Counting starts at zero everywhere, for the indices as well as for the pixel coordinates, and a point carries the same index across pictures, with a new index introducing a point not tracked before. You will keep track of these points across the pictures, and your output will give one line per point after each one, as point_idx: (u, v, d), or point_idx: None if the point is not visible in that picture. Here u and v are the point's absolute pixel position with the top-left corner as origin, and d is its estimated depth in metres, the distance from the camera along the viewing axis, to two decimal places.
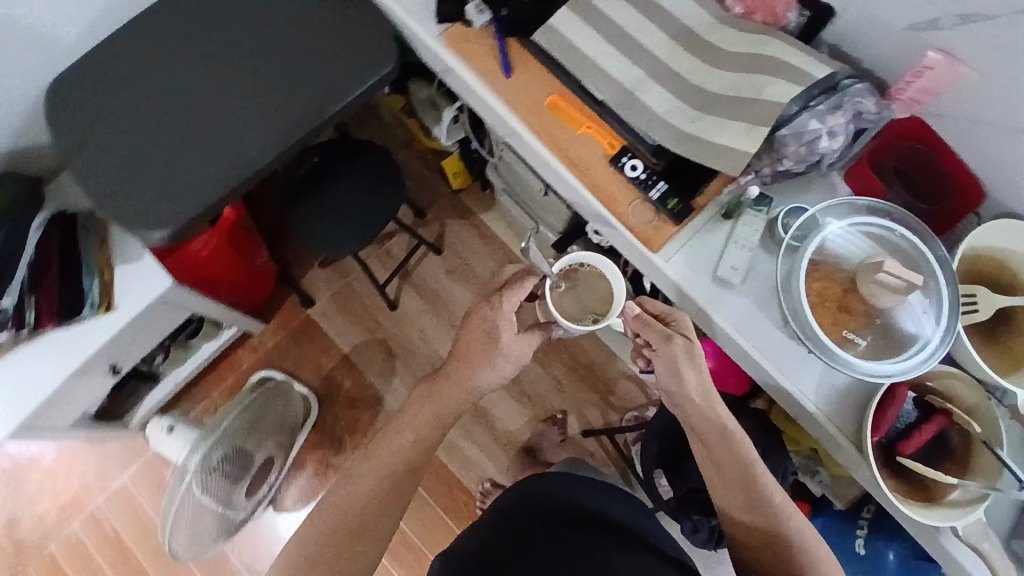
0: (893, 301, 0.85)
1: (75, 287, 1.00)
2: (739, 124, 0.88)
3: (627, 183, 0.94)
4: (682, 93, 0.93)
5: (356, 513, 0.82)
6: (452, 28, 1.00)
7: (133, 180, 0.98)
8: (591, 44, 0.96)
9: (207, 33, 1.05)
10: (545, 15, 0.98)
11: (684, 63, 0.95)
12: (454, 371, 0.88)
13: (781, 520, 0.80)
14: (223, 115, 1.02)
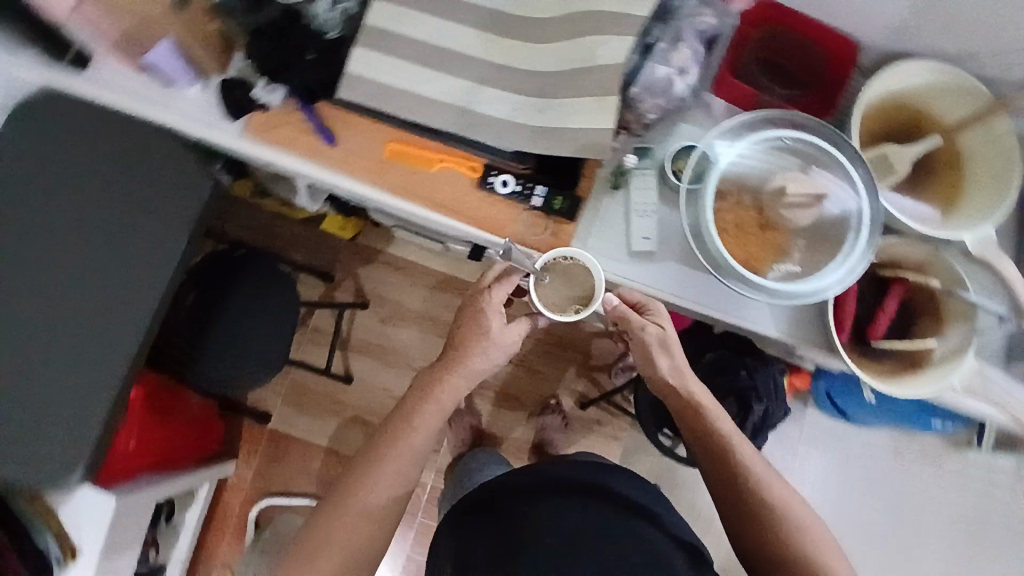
0: (809, 214, 0.82)
1: (33, 554, 0.98)
2: (588, 99, 0.81)
3: (505, 200, 0.88)
4: (518, 87, 0.86)
5: (358, 505, 0.83)
6: (250, 119, 0.89)
7: (31, 422, 0.93)
8: (403, 75, 0.87)
9: (25, 235, 0.97)
10: (339, 63, 0.88)
11: (504, 54, 0.86)
12: (449, 369, 0.87)
13: (762, 490, 0.80)
14: (85, 318, 0.97)
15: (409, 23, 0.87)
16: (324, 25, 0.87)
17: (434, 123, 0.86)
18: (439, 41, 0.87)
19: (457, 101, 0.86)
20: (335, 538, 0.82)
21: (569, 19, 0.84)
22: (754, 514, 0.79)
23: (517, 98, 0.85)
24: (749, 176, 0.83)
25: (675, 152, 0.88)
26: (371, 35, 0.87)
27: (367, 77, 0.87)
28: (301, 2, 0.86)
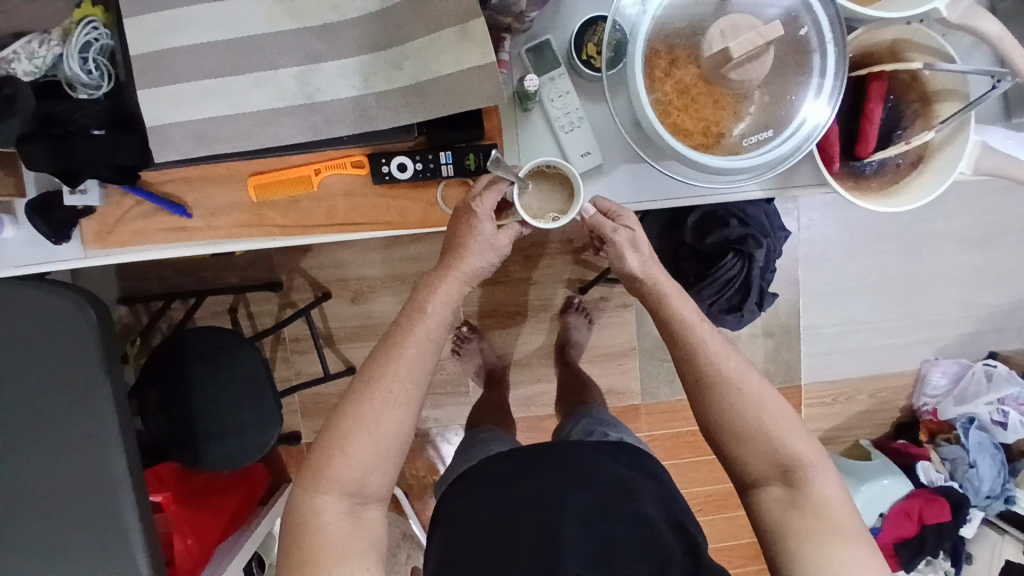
0: (763, 67, 0.64)
1: None
2: (449, 33, 0.63)
3: (413, 184, 0.72)
4: (356, 47, 0.66)
5: (361, 444, 0.67)
6: (86, 230, 0.73)
7: None
8: (215, 97, 0.66)
9: None
10: (138, 118, 0.70)
11: (317, 13, 0.65)
12: (450, 258, 0.70)
13: (758, 401, 0.67)
14: (40, 502, 0.81)
15: (184, 29, 0.65)
16: (91, 84, 0.68)
17: (285, 137, 0.68)
18: (229, 34, 0.65)
19: (297, 101, 0.67)
20: (358, 438, 0.67)
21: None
22: (715, 406, 0.68)
23: (362, 62, 0.66)
24: (679, 39, 0.66)
25: (578, 36, 0.70)
26: (149, 66, 0.66)
27: (176, 119, 0.67)
28: (50, 70, 0.68)
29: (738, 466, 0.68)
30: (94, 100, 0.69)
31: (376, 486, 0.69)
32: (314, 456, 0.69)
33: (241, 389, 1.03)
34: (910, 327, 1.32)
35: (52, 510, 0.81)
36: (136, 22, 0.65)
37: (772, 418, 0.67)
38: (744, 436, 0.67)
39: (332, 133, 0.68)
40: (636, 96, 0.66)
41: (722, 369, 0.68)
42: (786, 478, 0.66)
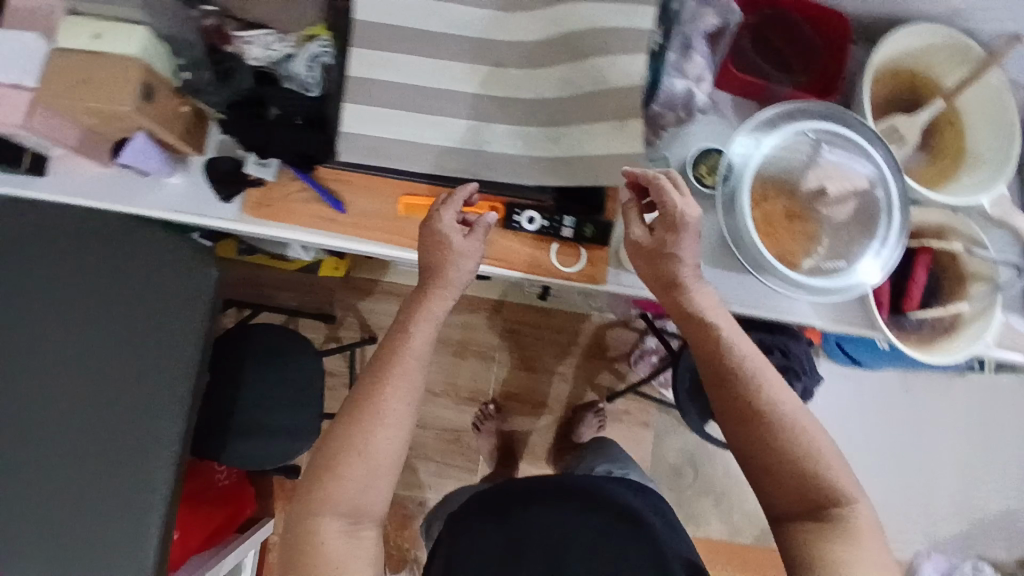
0: (841, 209, 0.83)
1: None
2: (608, 125, 0.77)
3: (533, 236, 0.85)
4: (523, 119, 0.81)
5: (347, 466, 0.69)
6: (248, 198, 0.83)
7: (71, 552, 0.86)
8: (400, 126, 0.80)
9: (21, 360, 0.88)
10: (326, 123, 0.82)
11: (499, 86, 0.81)
12: (435, 276, 0.76)
13: (798, 433, 0.67)
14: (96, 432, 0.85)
15: (392, 68, 0.80)
16: (301, 85, 0.81)
17: (444, 171, 0.81)
18: (427, 83, 0.81)
19: (466, 147, 0.81)
20: (349, 460, 0.69)
21: (562, 40, 0.79)
22: (756, 431, 0.68)
23: (524, 129, 0.81)
24: (776, 178, 0.83)
25: (696, 157, 0.85)
26: (356, 89, 0.80)
27: (364, 134, 0.80)
28: (271, 64, 0.80)
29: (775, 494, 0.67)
30: (297, 97, 0.81)
31: (372, 503, 0.70)
32: (307, 479, 0.70)
33: (290, 394, 1.07)
34: (904, 512, 1.38)
35: (115, 446, 0.88)
36: (358, 52, 0.80)
37: (813, 448, 0.67)
38: (779, 461, 0.67)
39: (484, 177, 0.82)
40: (740, 211, 0.80)
41: (761, 390, 0.69)
42: (819, 512, 0.66)
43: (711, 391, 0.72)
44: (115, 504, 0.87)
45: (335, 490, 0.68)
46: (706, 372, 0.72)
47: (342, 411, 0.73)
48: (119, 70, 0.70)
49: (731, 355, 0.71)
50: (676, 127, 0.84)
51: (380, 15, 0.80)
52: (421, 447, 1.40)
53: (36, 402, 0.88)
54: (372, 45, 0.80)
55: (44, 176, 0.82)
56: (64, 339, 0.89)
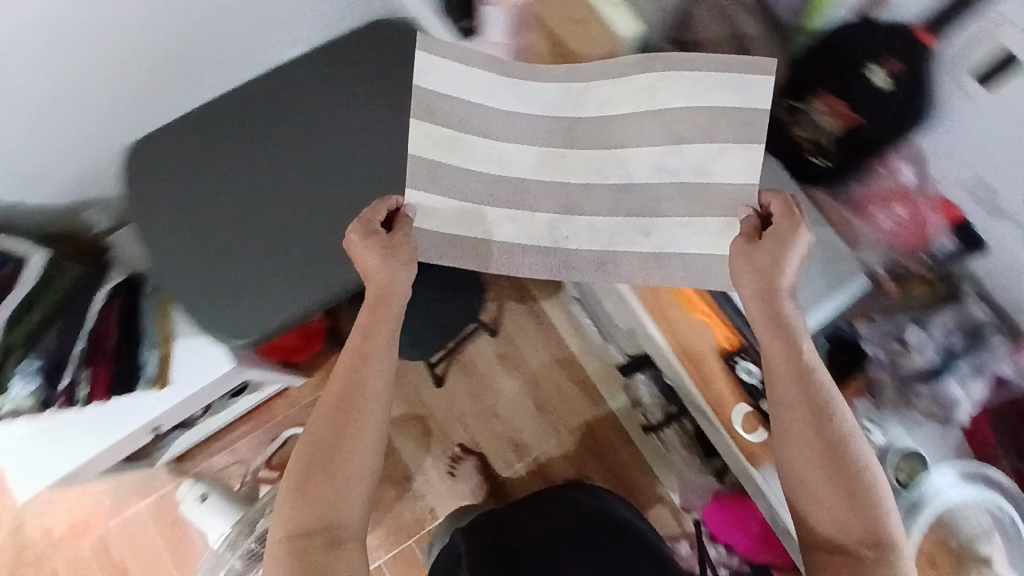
0: None
1: (134, 359, 1.00)
2: (715, 222, 0.80)
3: (739, 384, 0.87)
4: (608, 210, 0.84)
5: (321, 498, 0.67)
6: None
7: (235, 258, 0.95)
8: (443, 208, 0.84)
9: (320, 121, 0.98)
10: None
11: (579, 174, 0.85)
12: (378, 298, 0.75)
13: (876, 489, 0.63)
14: (322, 203, 0.95)
15: (466, 149, 0.85)
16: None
17: (506, 262, 0.85)
18: (506, 168, 0.85)
19: (542, 241, 0.85)
20: (334, 477, 0.68)
21: (651, 115, 0.82)
22: (842, 481, 0.63)
23: (611, 222, 0.84)
24: (947, 529, 0.82)
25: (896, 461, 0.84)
26: None
27: (427, 226, 0.84)
28: None
29: (832, 536, 0.63)
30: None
31: (349, 514, 0.68)
32: (280, 499, 0.68)
33: (438, 314, 1.12)
34: None
35: (316, 233, 0.94)
36: (454, 138, 0.85)
37: (890, 507, 0.63)
38: (851, 521, 0.62)
39: (557, 279, 0.85)
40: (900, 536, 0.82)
41: (852, 438, 0.64)
42: (880, 555, 0.60)
43: (784, 438, 0.66)
44: (279, 267, 0.94)
45: (317, 487, 0.67)
46: (778, 423, 0.67)
47: (302, 449, 0.69)
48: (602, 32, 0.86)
49: (827, 406, 0.65)
50: (915, 417, 0.84)
51: (451, 91, 0.84)
52: (449, 439, 1.42)
53: (300, 153, 0.97)
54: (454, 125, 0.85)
55: (463, 39, 0.99)
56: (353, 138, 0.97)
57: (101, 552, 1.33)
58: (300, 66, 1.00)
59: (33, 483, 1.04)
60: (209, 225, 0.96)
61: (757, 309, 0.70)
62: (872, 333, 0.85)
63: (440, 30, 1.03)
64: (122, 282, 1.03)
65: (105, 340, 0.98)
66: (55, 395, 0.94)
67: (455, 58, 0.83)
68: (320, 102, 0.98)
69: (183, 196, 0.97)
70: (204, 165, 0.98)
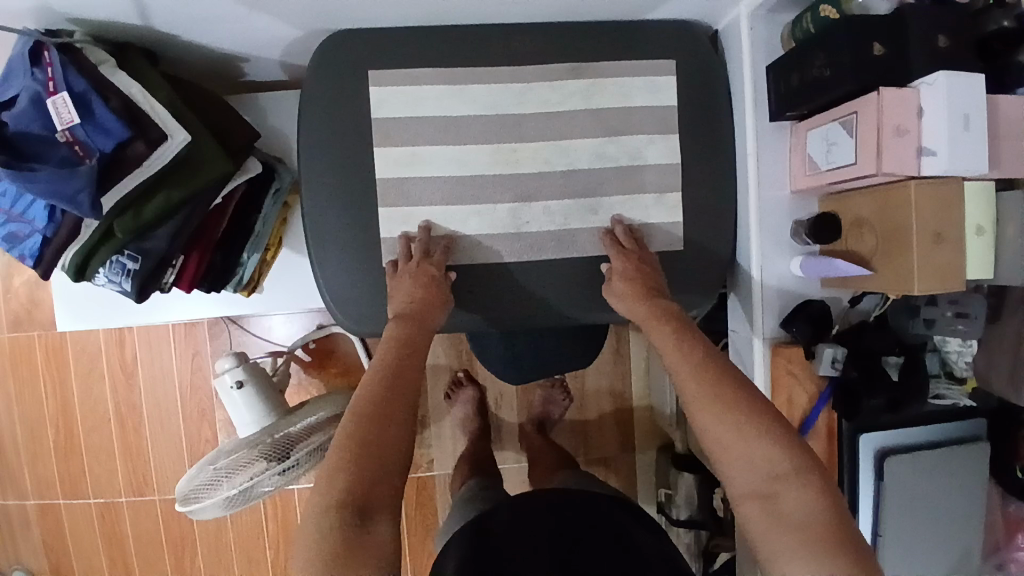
0: None
1: (234, 259, 0.89)
2: (648, 198, 0.83)
3: None
4: (560, 194, 0.81)
5: (367, 477, 0.67)
6: (789, 347, 0.81)
7: (380, 226, 0.80)
8: (410, 216, 0.80)
9: (565, 139, 0.81)
10: (892, 413, 0.79)
11: (528, 164, 0.81)
12: (419, 320, 0.76)
13: (764, 420, 0.67)
14: (516, 223, 0.81)
15: (423, 164, 0.80)
16: (933, 393, 0.79)
17: (485, 252, 0.81)
18: (462, 171, 0.80)
19: (506, 232, 0.81)
20: (380, 450, 0.68)
21: (595, 118, 0.81)
22: (733, 420, 0.68)
23: (564, 205, 0.81)
24: None
25: None
26: (929, 457, 0.78)
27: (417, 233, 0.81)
28: (930, 349, 0.78)
29: (737, 482, 0.68)
30: (921, 400, 0.78)
31: (383, 498, 0.67)
32: (326, 473, 0.66)
33: (553, 356, 1.02)
34: None
35: (493, 257, 0.81)
36: (428, 156, 0.80)
37: (775, 435, 0.67)
38: (738, 455, 0.67)
39: (531, 262, 0.82)
40: None
41: (736, 386, 0.69)
42: (780, 475, 0.66)
43: (688, 404, 0.71)
44: None
45: (361, 467, 0.66)
46: (689, 395, 0.71)
47: (350, 423, 0.69)
48: (948, 266, 0.67)
49: (704, 368, 0.71)
50: None
51: (399, 115, 0.78)
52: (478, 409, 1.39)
53: (522, 163, 0.81)
54: (405, 137, 0.79)
55: (773, 123, 0.81)
56: (588, 182, 0.82)
57: (113, 343, 1.31)
58: (569, 61, 0.80)
59: (79, 317, 0.98)
60: (380, 183, 0.79)
61: (694, 390, 0.71)
62: None
63: (751, 89, 0.81)
64: (256, 174, 0.83)
65: (211, 229, 0.84)
66: (142, 297, 0.78)
67: (404, 75, 0.78)
68: (574, 116, 0.81)
69: (369, 137, 0.79)
70: (416, 119, 0.79)
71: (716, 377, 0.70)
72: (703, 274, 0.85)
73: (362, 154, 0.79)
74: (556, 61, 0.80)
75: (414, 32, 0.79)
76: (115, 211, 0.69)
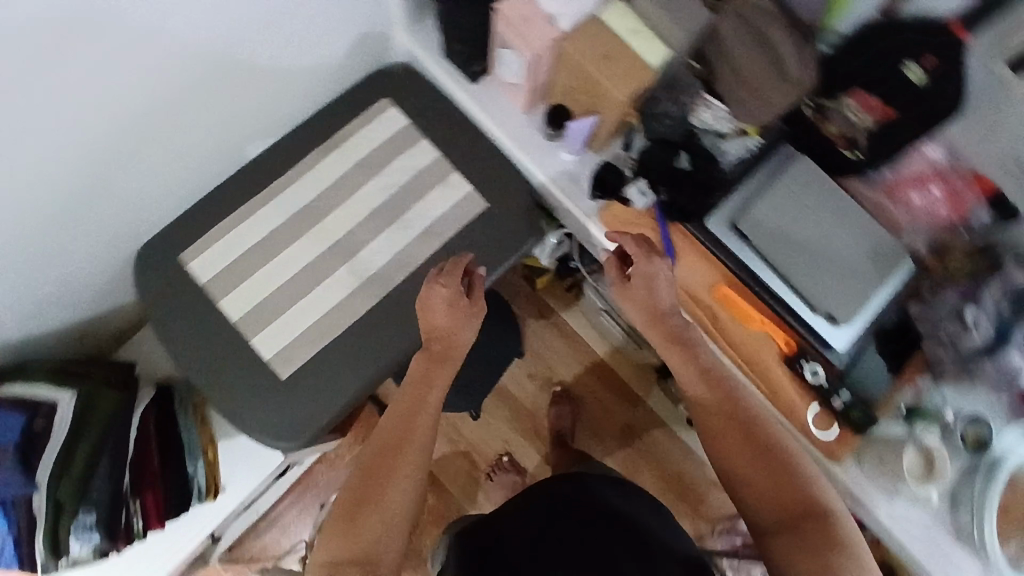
0: None
1: (179, 475, 0.95)
2: (436, 188, 0.95)
3: (804, 386, 0.91)
4: (374, 231, 0.93)
5: (366, 535, 0.69)
6: (609, 207, 0.96)
7: (262, 353, 0.90)
8: (277, 329, 0.90)
9: (349, 195, 0.94)
10: (710, 189, 0.91)
11: (335, 229, 0.93)
12: (446, 351, 0.80)
13: (800, 463, 0.74)
14: (358, 274, 0.92)
15: (261, 286, 0.91)
16: (720, 154, 0.91)
17: (351, 311, 0.91)
18: (291, 269, 0.91)
19: (355, 285, 0.91)
20: (377, 509, 0.70)
21: (357, 166, 0.95)
22: (770, 462, 0.74)
23: (381, 236, 0.93)
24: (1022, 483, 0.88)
25: (968, 425, 0.89)
26: (760, 197, 0.90)
27: (291, 335, 0.90)
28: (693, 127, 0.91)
29: (768, 518, 0.72)
30: (716, 165, 0.91)
31: (385, 554, 0.69)
32: (331, 536, 0.70)
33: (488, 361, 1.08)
34: None
35: (359, 308, 0.91)
36: (261, 279, 0.91)
37: (809, 480, 0.73)
38: (775, 496, 0.73)
39: (389, 292, 0.92)
40: (987, 489, 0.86)
41: (767, 430, 0.77)
42: (816, 512, 0.71)
43: (723, 449, 0.77)
44: (329, 358, 0.90)
45: (362, 519, 0.69)
46: (726, 443, 0.76)
47: (349, 489, 0.72)
48: (629, 73, 0.87)
49: (743, 412, 0.78)
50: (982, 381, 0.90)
51: (220, 267, 0.91)
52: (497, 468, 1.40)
53: (330, 231, 0.93)
54: (235, 278, 0.91)
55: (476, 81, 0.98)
56: (386, 208, 0.94)
57: None
58: (313, 146, 0.96)
59: None
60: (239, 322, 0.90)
61: (727, 436, 0.77)
62: (921, 316, 0.91)
63: (445, 71, 1.00)
64: (152, 396, 0.96)
65: (146, 461, 0.93)
66: (116, 539, 0.90)
67: (206, 239, 0.92)
68: (342, 174, 0.95)
69: (210, 298, 0.91)
70: (234, 260, 0.92)
71: (756, 427, 0.77)
72: (520, 206, 0.96)
73: (214, 314, 0.91)
74: (303, 153, 0.96)
75: (193, 208, 0.94)
76: (53, 479, 0.84)
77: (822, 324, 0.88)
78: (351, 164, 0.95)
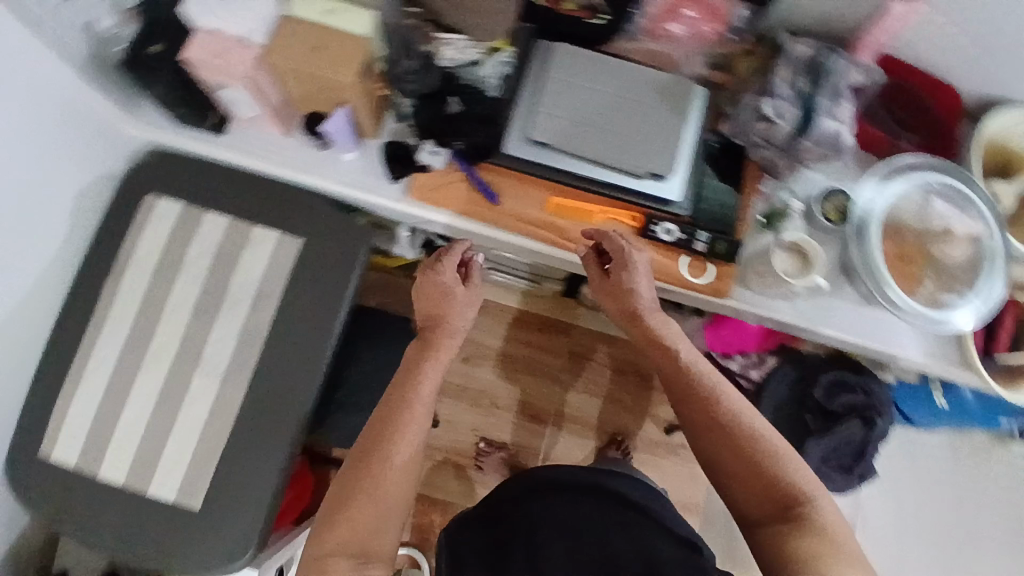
0: (959, 249, 0.90)
1: None
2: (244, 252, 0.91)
3: (668, 246, 0.91)
4: (208, 326, 0.89)
5: (358, 524, 0.75)
6: (413, 181, 0.93)
7: (165, 495, 0.86)
8: (168, 465, 0.86)
9: (166, 305, 0.89)
10: (488, 116, 0.89)
11: (171, 345, 0.89)
12: (434, 337, 0.85)
13: (777, 449, 0.76)
14: (215, 374, 0.88)
15: (130, 435, 0.87)
16: (480, 81, 0.89)
17: (227, 410, 0.87)
18: (150, 404, 0.87)
19: (218, 385, 0.87)
20: (367, 495, 0.76)
21: (160, 274, 0.90)
22: (745, 455, 0.76)
23: (217, 327, 0.89)
24: (892, 227, 0.91)
25: (823, 198, 0.92)
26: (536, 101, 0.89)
27: (185, 463, 0.86)
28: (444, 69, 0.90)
29: (755, 508, 0.76)
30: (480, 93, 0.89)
31: (379, 544, 0.75)
32: (322, 516, 0.76)
33: None
34: None
35: (234, 403, 0.87)
36: (126, 429, 0.87)
37: (795, 472, 0.74)
38: (759, 486, 0.75)
39: (254, 373, 0.88)
40: (865, 244, 0.89)
41: (740, 416, 0.78)
42: (798, 505, 0.73)
43: (702, 438, 0.80)
44: (231, 463, 0.86)
45: (358, 502, 0.75)
46: (708, 434, 0.79)
47: (340, 480, 0.78)
48: (343, 51, 0.81)
49: (718, 404, 0.79)
50: (812, 159, 0.91)
51: (82, 439, 0.87)
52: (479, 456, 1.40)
53: (167, 349, 0.88)
54: (102, 442, 0.87)
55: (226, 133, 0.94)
56: (208, 299, 0.90)
57: None
58: (106, 278, 0.90)
59: None
60: (129, 479, 0.86)
61: (702, 421, 0.80)
62: (733, 130, 0.92)
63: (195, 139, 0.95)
64: None
65: None
66: None
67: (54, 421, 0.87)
68: (149, 290, 0.90)
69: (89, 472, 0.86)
70: (92, 425, 0.87)
71: (725, 411, 0.79)
72: (332, 226, 0.92)
73: (102, 485, 0.87)
74: (101, 290, 0.90)
75: (26, 399, 0.88)
76: None
77: (651, 185, 0.88)
78: (151, 278, 0.90)
